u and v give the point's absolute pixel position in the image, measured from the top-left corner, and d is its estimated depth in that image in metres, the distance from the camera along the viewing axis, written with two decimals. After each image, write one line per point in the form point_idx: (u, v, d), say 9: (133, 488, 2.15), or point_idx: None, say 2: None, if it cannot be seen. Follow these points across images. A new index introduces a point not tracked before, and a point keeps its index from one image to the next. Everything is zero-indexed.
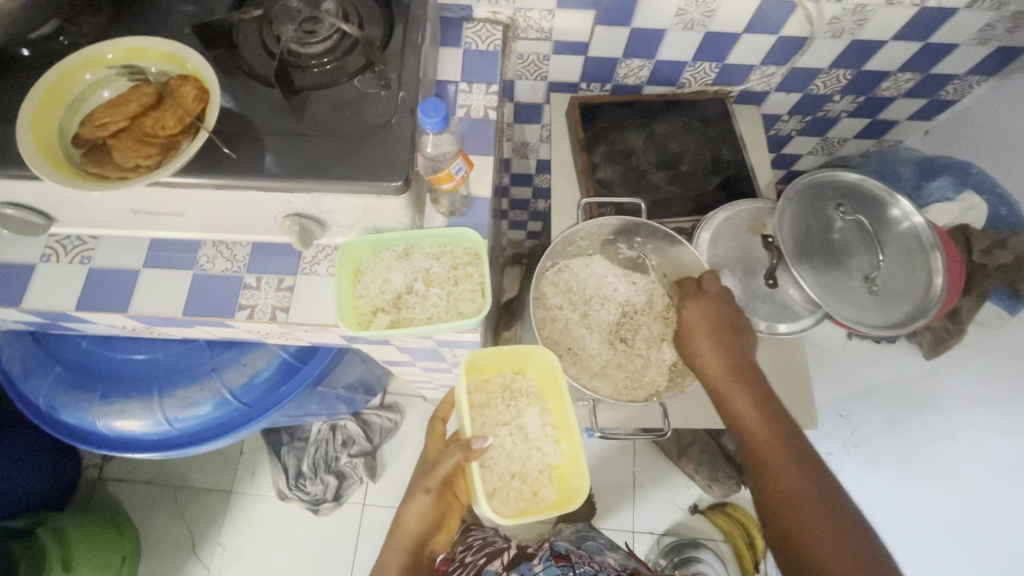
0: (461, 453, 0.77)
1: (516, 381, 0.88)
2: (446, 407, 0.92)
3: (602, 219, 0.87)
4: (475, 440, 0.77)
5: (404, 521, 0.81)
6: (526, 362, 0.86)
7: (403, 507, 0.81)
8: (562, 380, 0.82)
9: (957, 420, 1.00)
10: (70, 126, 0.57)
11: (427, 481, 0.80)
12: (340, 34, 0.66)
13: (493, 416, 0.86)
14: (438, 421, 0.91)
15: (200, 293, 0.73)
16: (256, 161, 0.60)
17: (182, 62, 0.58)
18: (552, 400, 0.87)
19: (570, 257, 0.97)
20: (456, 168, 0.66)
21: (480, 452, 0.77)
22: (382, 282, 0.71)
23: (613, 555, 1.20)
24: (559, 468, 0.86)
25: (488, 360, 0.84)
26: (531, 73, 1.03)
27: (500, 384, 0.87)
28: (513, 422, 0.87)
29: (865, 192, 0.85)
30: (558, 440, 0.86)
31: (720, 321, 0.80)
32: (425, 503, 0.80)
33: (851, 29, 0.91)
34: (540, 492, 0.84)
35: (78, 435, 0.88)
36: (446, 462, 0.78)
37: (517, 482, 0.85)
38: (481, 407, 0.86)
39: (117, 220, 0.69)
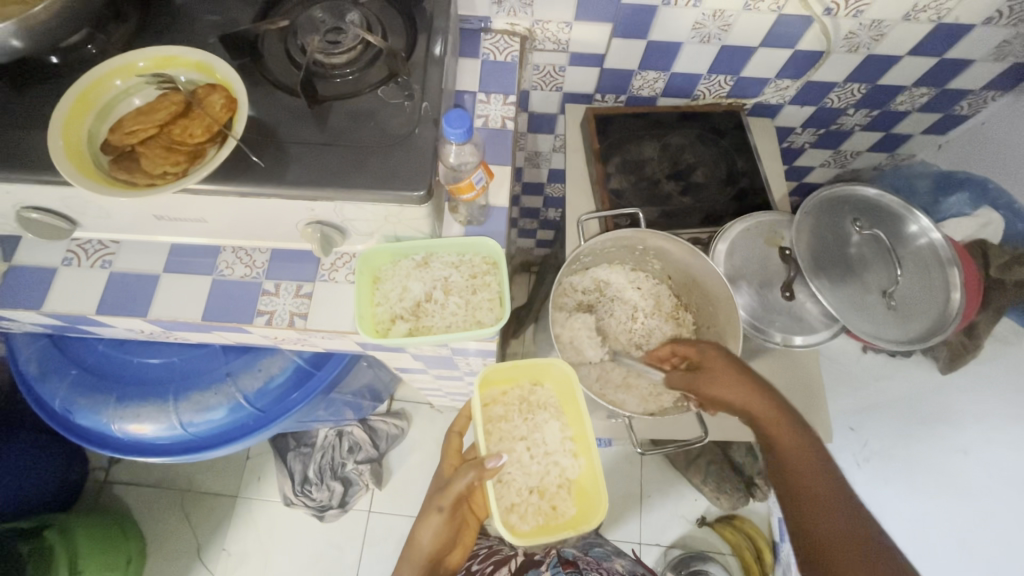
0: (473, 472, 0.74)
1: (534, 391, 0.87)
2: (462, 420, 0.91)
3: (613, 233, 0.86)
4: (489, 457, 0.74)
5: (418, 541, 0.79)
6: (546, 373, 0.86)
7: (417, 524, 0.80)
8: (580, 392, 0.81)
9: (970, 435, 0.99)
10: (99, 132, 0.58)
11: (441, 498, 0.78)
12: (364, 44, 0.67)
13: (510, 430, 0.85)
14: (454, 435, 0.90)
15: (219, 297, 0.74)
16: (281, 168, 0.61)
17: (211, 72, 0.59)
18: (572, 413, 0.86)
19: (572, 272, 0.94)
20: (477, 178, 0.66)
21: (495, 470, 0.73)
22: (401, 290, 0.71)
23: (621, 563, 1.20)
24: (579, 483, 0.84)
25: (502, 373, 0.84)
26: (547, 84, 1.03)
27: (517, 395, 0.87)
28: (532, 437, 0.86)
29: (882, 207, 0.85)
30: (575, 455, 0.85)
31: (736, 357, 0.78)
32: (438, 524, 0.78)
33: (867, 44, 0.91)
34: (559, 510, 0.83)
35: (92, 438, 0.88)
36: (459, 480, 0.76)
37: (536, 500, 0.83)
38: (499, 421, 0.85)
39: (140, 226, 0.70)
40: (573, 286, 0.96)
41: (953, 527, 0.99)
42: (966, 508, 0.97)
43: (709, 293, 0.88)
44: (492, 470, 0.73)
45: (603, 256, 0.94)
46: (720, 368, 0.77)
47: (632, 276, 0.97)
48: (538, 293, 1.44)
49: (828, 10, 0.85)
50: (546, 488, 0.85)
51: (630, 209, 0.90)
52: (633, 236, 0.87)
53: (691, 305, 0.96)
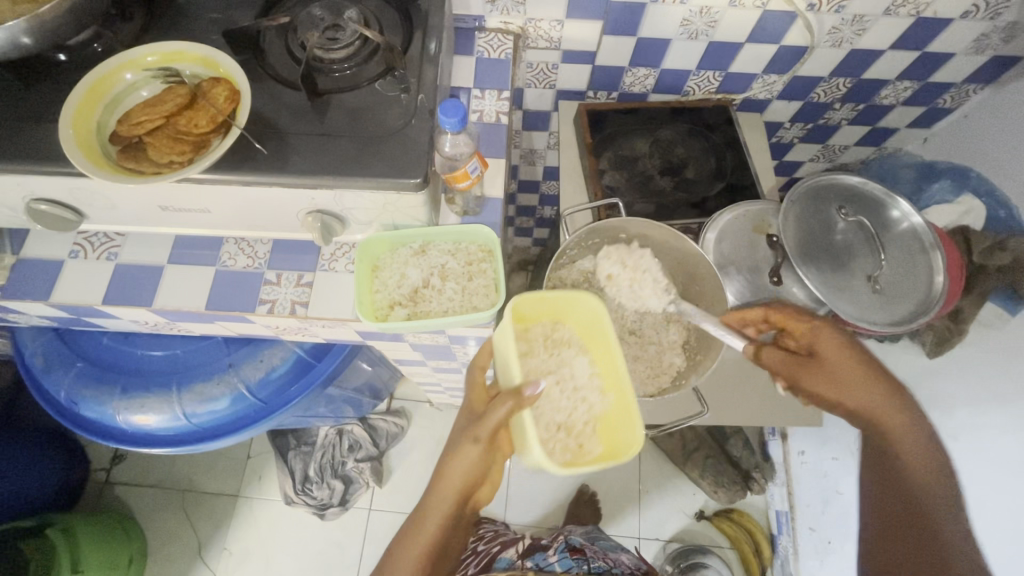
0: (512, 400, 0.66)
1: (557, 331, 0.80)
2: (483, 356, 0.79)
3: (581, 230, 0.88)
4: (527, 385, 0.67)
5: (443, 477, 0.71)
6: (568, 313, 0.80)
7: (444, 459, 0.72)
8: (609, 329, 0.76)
9: (960, 421, 1.00)
10: (108, 123, 0.60)
11: (477, 430, 0.69)
12: (362, 40, 0.70)
13: (536, 365, 0.77)
14: (477, 370, 0.79)
15: (221, 288, 0.76)
16: (282, 159, 0.63)
17: (214, 66, 0.61)
18: (602, 350, 0.78)
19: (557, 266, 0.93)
20: (472, 167, 0.68)
21: (535, 398, 0.67)
22: (399, 277, 0.73)
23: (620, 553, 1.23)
24: (606, 420, 0.76)
25: (532, 308, 0.78)
26: (540, 81, 1.06)
27: (541, 332, 0.80)
28: (556, 375, 0.78)
29: (866, 195, 0.87)
30: (602, 391, 0.78)
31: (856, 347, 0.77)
32: (468, 459, 0.70)
33: (850, 39, 0.94)
34: (586, 446, 0.75)
35: (97, 429, 0.90)
36: (497, 409, 0.67)
37: (561, 438, 0.75)
38: (523, 356, 0.77)
39: (144, 217, 0.72)
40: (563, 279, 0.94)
41: None
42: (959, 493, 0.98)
43: (697, 272, 0.89)
44: (532, 397, 0.67)
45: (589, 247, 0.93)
46: (841, 366, 0.77)
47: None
48: (535, 289, 1.47)
49: (811, 5, 0.87)
50: (571, 426, 0.76)
51: (608, 199, 0.93)
52: (613, 224, 0.89)
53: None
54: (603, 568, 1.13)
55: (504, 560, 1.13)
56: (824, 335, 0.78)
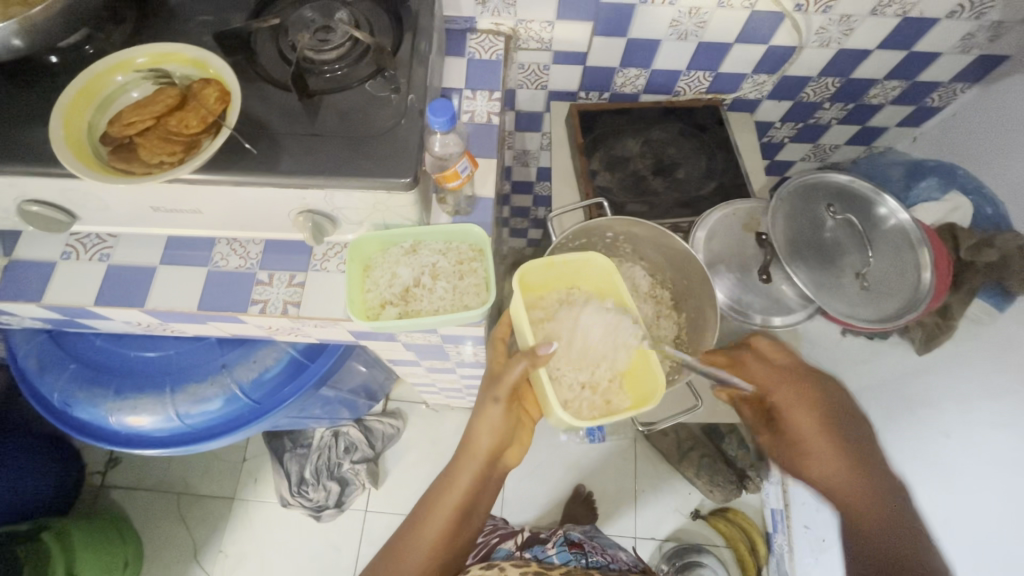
0: (525, 360, 0.70)
1: (571, 297, 0.83)
2: (504, 327, 0.83)
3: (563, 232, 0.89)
4: (540, 345, 0.70)
5: (476, 434, 0.74)
6: (579, 278, 0.84)
7: (473, 421, 0.75)
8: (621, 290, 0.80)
9: (951, 418, 1.00)
10: (99, 124, 0.60)
11: (495, 390, 0.72)
12: (353, 41, 0.70)
13: (554, 329, 0.80)
14: (499, 341, 0.81)
15: (213, 289, 0.76)
16: (272, 159, 0.63)
17: (205, 67, 0.62)
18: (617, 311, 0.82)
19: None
20: (462, 167, 0.69)
21: (548, 356, 0.69)
22: (390, 276, 0.73)
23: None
24: (629, 372, 0.80)
25: (539, 276, 0.81)
26: (532, 82, 1.07)
27: (555, 298, 0.83)
28: (574, 336, 0.82)
29: (855, 193, 0.88)
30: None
31: (829, 406, 0.73)
32: (498, 414, 0.73)
33: (837, 38, 0.95)
34: (613, 398, 0.79)
35: (91, 431, 0.90)
36: (511, 370, 0.71)
37: (588, 391, 0.78)
38: (541, 321, 0.80)
39: (136, 218, 0.72)
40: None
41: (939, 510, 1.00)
42: (951, 492, 0.98)
43: (686, 268, 0.90)
44: (546, 355, 0.69)
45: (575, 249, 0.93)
46: (813, 426, 0.72)
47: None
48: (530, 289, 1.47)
49: (798, 5, 0.88)
50: (595, 382, 0.80)
51: (593, 199, 0.94)
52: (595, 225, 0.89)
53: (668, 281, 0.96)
54: (601, 562, 1.15)
55: (503, 551, 1.15)
56: (795, 390, 0.75)
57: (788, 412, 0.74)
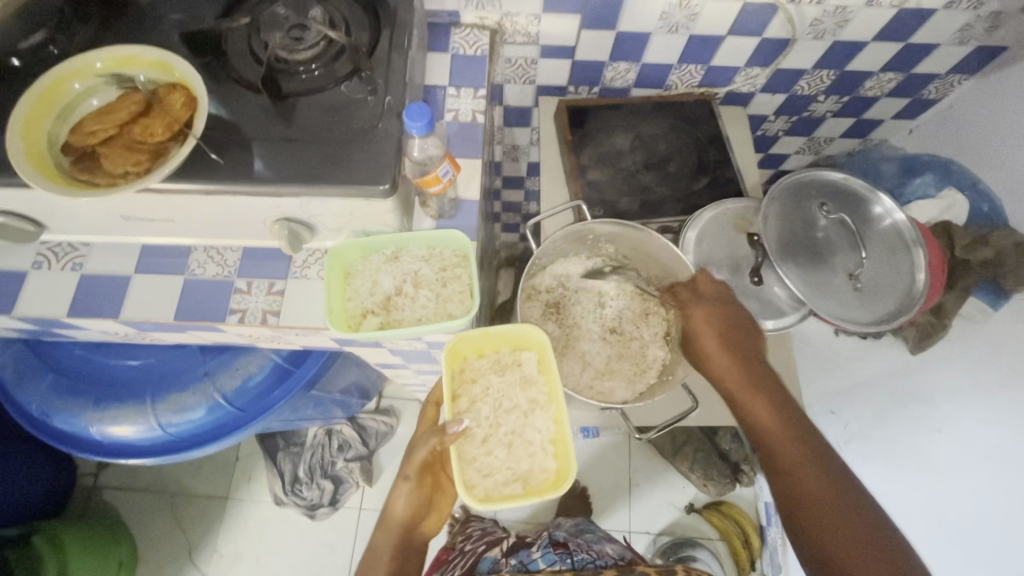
0: (435, 438, 0.72)
1: (512, 357, 0.78)
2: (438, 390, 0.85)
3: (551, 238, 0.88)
4: (452, 423, 0.72)
5: (391, 510, 0.78)
6: (524, 339, 0.78)
7: (389, 496, 0.78)
8: (554, 363, 0.75)
9: (944, 414, 0.99)
10: (60, 134, 0.58)
11: (405, 468, 0.76)
12: (327, 40, 0.67)
13: (475, 398, 0.77)
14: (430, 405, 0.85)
15: (191, 298, 0.74)
16: (245, 165, 0.61)
17: (170, 70, 0.59)
18: (548, 379, 0.77)
19: (528, 276, 0.94)
20: (443, 171, 0.66)
21: (456, 436, 0.71)
22: (371, 284, 0.71)
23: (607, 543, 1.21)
24: (556, 441, 0.75)
25: (472, 342, 0.77)
26: (519, 77, 1.04)
27: (488, 361, 0.78)
28: (506, 398, 0.78)
29: (848, 191, 0.86)
30: (552, 414, 0.76)
31: (726, 333, 0.79)
32: (408, 491, 0.76)
33: (832, 30, 0.92)
34: (535, 468, 0.74)
35: (71, 442, 0.89)
36: (420, 448, 0.74)
37: (507, 463, 0.74)
38: (466, 390, 0.77)
39: (107, 226, 0.70)
40: (536, 287, 0.95)
41: (930, 506, 1.00)
42: (941, 490, 0.97)
43: (672, 269, 0.90)
44: (453, 435, 0.71)
45: (560, 253, 0.95)
46: (710, 339, 0.79)
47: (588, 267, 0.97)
48: None
49: None
50: (519, 449, 0.76)
51: (575, 202, 0.91)
52: (584, 224, 0.89)
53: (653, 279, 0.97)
54: (586, 560, 1.07)
55: (490, 560, 1.09)
56: (707, 315, 0.81)
57: (693, 337, 0.81)
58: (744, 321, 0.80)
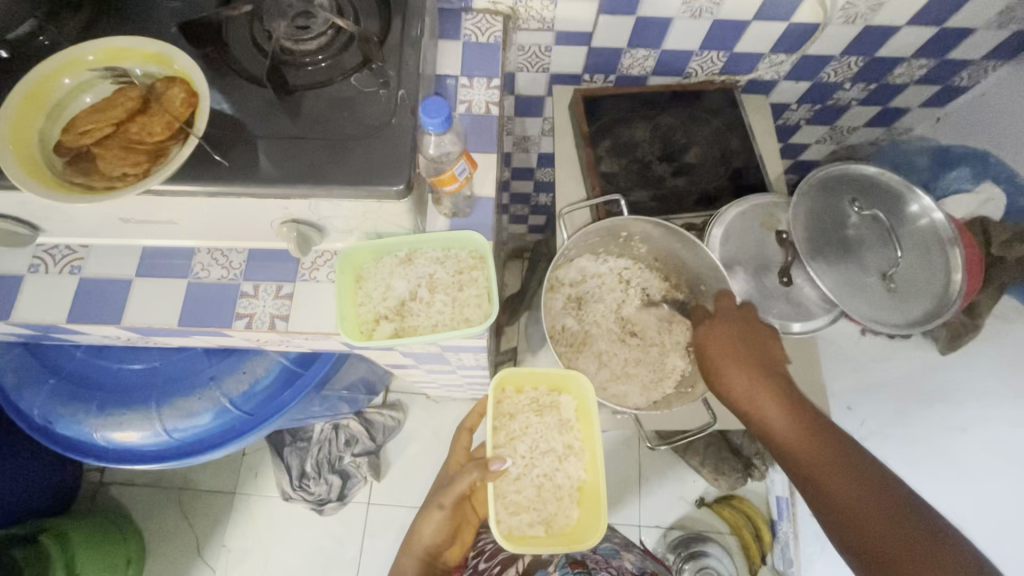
0: (477, 472, 0.76)
1: (551, 399, 0.83)
2: (473, 418, 0.92)
3: (588, 228, 0.83)
4: (494, 461, 0.75)
5: (419, 533, 0.84)
6: (566, 384, 0.82)
7: (420, 518, 0.84)
8: (595, 413, 0.79)
9: (970, 412, 0.96)
10: (52, 133, 0.54)
11: (443, 497, 0.81)
12: (335, 29, 0.63)
13: (513, 434, 0.82)
14: (464, 433, 0.92)
15: (196, 302, 0.71)
16: (250, 164, 0.57)
17: (168, 63, 0.55)
18: (585, 427, 0.82)
19: (557, 269, 0.92)
20: (460, 169, 0.62)
21: (498, 473, 0.75)
22: (384, 288, 0.68)
23: (631, 559, 0.99)
24: (583, 490, 0.82)
25: (520, 377, 0.82)
26: (532, 65, 0.99)
27: (529, 398, 0.83)
28: (543, 440, 0.82)
29: (881, 186, 0.82)
30: (584, 464, 0.82)
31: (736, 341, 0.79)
32: (439, 518, 0.82)
33: (864, 14, 0.87)
34: (560, 513, 0.81)
35: (76, 448, 0.87)
36: (461, 481, 0.77)
37: (535, 504, 0.81)
38: (507, 423, 0.82)
39: (106, 229, 0.66)
40: (560, 280, 0.93)
41: (952, 507, 0.97)
42: (967, 492, 0.95)
43: (704, 273, 0.88)
44: (494, 473, 0.74)
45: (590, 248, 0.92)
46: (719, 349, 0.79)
47: (617, 264, 0.95)
48: (531, 280, 1.42)
49: None
50: (547, 490, 0.82)
51: (606, 195, 0.87)
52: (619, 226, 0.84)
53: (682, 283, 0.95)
54: None
55: None
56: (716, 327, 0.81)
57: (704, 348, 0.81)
58: (754, 333, 0.80)
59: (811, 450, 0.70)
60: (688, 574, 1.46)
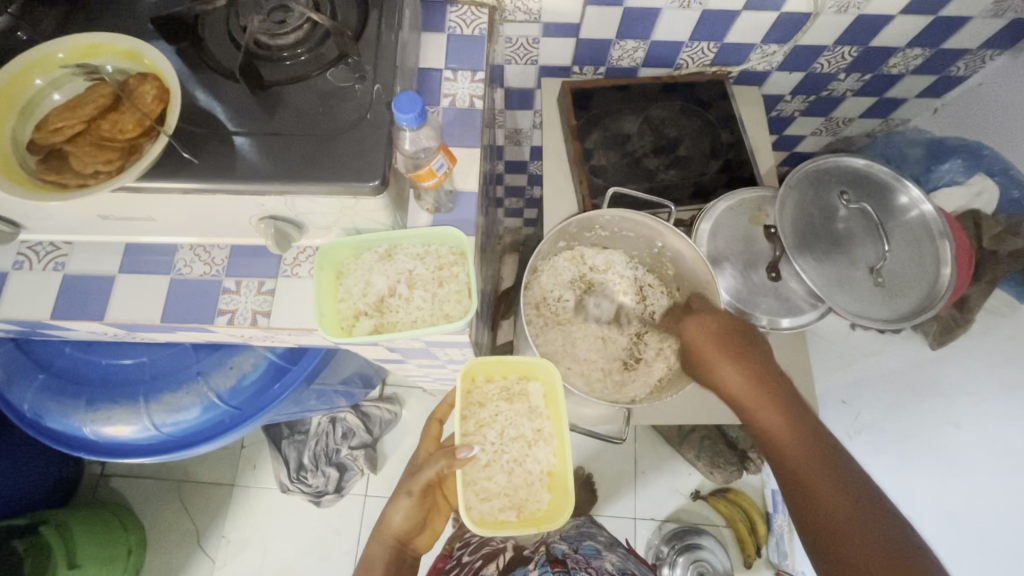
0: (444, 461, 0.74)
1: (520, 386, 0.83)
2: (444, 408, 0.91)
3: (632, 212, 0.85)
4: (460, 448, 0.74)
5: (388, 521, 0.81)
6: (534, 371, 0.82)
7: (389, 506, 0.81)
8: (563, 398, 0.79)
9: (962, 408, 0.95)
10: (25, 132, 0.54)
11: (410, 484, 0.78)
12: (312, 23, 0.62)
13: (483, 421, 0.81)
14: (435, 422, 0.90)
15: (178, 297, 0.71)
16: (224, 161, 0.57)
17: (140, 59, 0.55)
18: (554, 413, 0.81)
19: (587, 244, 0.96)
20: (437, 164, 0.62)
21: (466, 461, 0.73)
22: (364, 285, 0.68)
23: (611, 558, 1.06)
24: (553, 474, 0.81)
25: (487, 368, 0.81)
26: (521, 57, 0.98)
27: (499, 386, 0.82)
28: (513, 425, 0.82)
29: (871, 178, 0.81)
30: (554, 448, 0.81)
31: (730, 337, 0.77)
32: (410, 505, 0.79)
33: (857, 3, 0.86)
34: (532, 498, 0.79)
35: (67, 442, 0.88)
36: (428, 469, 0.75)
37: (505, 489, 0.80)
38: (476, 410, 0.81)
39: (86, 225, 0.66)
40: (584, 257, 0.96)
41: (942, 501, 0.96)
42: (957, 487, 0.94)
43: (698, 287, 0.87)
44: (462, 461, 0.73)
45: (618, 238, 0.94)
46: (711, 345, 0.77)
47: (642, 274, 0.97)
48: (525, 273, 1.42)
49: None
50: (518, 476, 0.81)
51: (663, 200, 0.88)
52: (653, 226, 0.86)
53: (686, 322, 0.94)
54: None
55: None
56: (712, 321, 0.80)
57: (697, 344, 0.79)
58: (748, 331, 0.78)
59: (798, 451, 0.67)
60: (683, 565, 1.47)
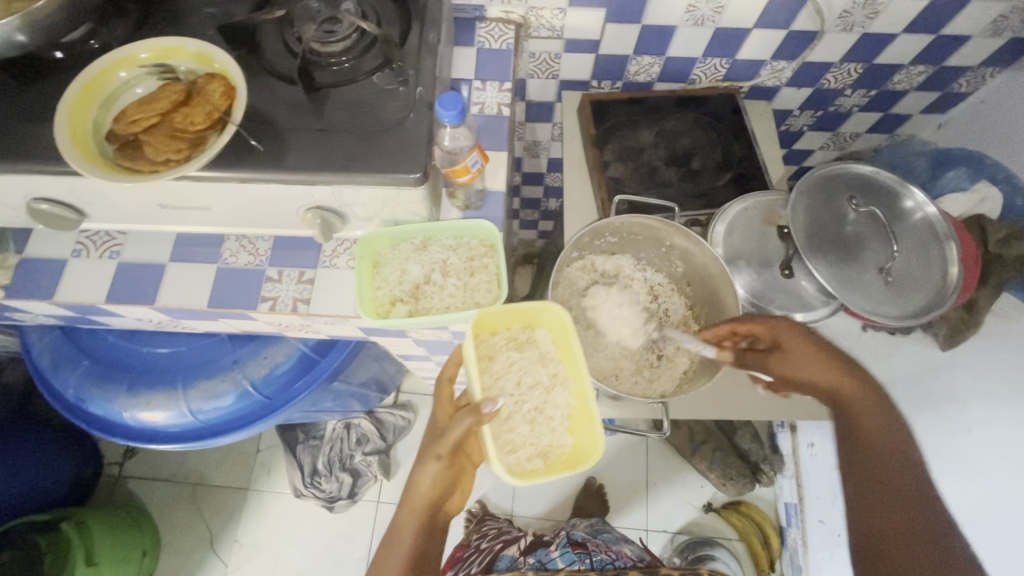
0: (472, 417, 0.73)
1: (527, 335, 0.84)
2: (451, 367, 0.86)
3: (637, 216, 0.90)
4: (486, 403, 0.73)
5: (416, 488, 0.77)
6: (540, 317, 0.84)
7: (414, 474, 0.77)
8: (574, 339, 0.81)
9: (977, 411, 0.97)
10: (104, 122, 0.60)
11: (438, 447, 0.75)
12: (359, 32, 0.68)
13: (497, 373, 0.82)
14: (445, 383, 0.85)
15: (224, 285, 0.75)
16: (277, 156, 0.62)
17: (209, 61, 0.61)
18: (566, 358, 0.84)
19: (596, 253, 0.99)
20: (472, 160, 0.67)
21: (492, 415, 0.73)
22: (400, 273, 0.72)
23: (631, 547, 1.07)
24: (573, 417, 0.83)
25: (496, 319, 0.80)
26: (542, 71, 1.04)
27: (507, 337, 0.83)
28: (529, 374, 0.84)
29: (878, 184, 0.86)
30: (572, 392, 0.84)
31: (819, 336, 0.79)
32: (438, 469, 0.76)
33: (861, 22, 0.91)
34: (555, 443, 0.82)
35: (105, 426, 0.91)
36: (456, 427, 0.73)
37: (530, 438, 0.81)
38: (487, 363, 0.82)
39: (144, 215, 0.71)
40: (595, 266, 0.99)
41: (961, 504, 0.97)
42: (974, 490, 0.95)
43: (712, 285, 0.91)
44: (490, 414, 0.72)
45: (626, 242, 0.98)
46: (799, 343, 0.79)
47: (652, 275, 1.00)
48: (540, 281, 1.46)
49: None
50: (540, 424, 0.83)
51: (665, 202, 0.94)
52: (658, 228, 0.91)
53: (702, 316, 0.98)
54: (606, 561, 0.98)
55: (508, 558, 1.02)
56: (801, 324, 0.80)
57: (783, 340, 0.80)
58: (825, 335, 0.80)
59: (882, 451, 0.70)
60: None
